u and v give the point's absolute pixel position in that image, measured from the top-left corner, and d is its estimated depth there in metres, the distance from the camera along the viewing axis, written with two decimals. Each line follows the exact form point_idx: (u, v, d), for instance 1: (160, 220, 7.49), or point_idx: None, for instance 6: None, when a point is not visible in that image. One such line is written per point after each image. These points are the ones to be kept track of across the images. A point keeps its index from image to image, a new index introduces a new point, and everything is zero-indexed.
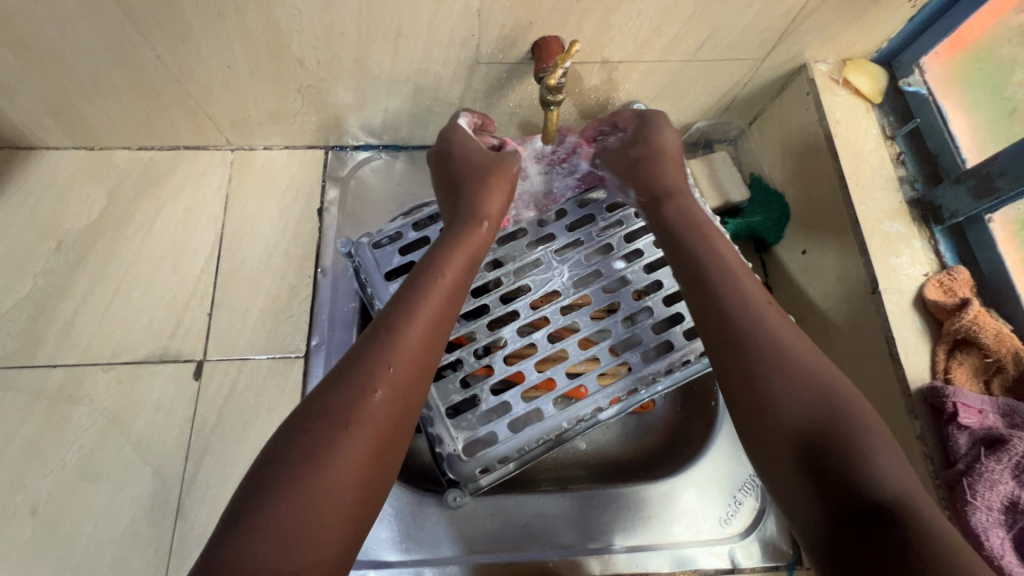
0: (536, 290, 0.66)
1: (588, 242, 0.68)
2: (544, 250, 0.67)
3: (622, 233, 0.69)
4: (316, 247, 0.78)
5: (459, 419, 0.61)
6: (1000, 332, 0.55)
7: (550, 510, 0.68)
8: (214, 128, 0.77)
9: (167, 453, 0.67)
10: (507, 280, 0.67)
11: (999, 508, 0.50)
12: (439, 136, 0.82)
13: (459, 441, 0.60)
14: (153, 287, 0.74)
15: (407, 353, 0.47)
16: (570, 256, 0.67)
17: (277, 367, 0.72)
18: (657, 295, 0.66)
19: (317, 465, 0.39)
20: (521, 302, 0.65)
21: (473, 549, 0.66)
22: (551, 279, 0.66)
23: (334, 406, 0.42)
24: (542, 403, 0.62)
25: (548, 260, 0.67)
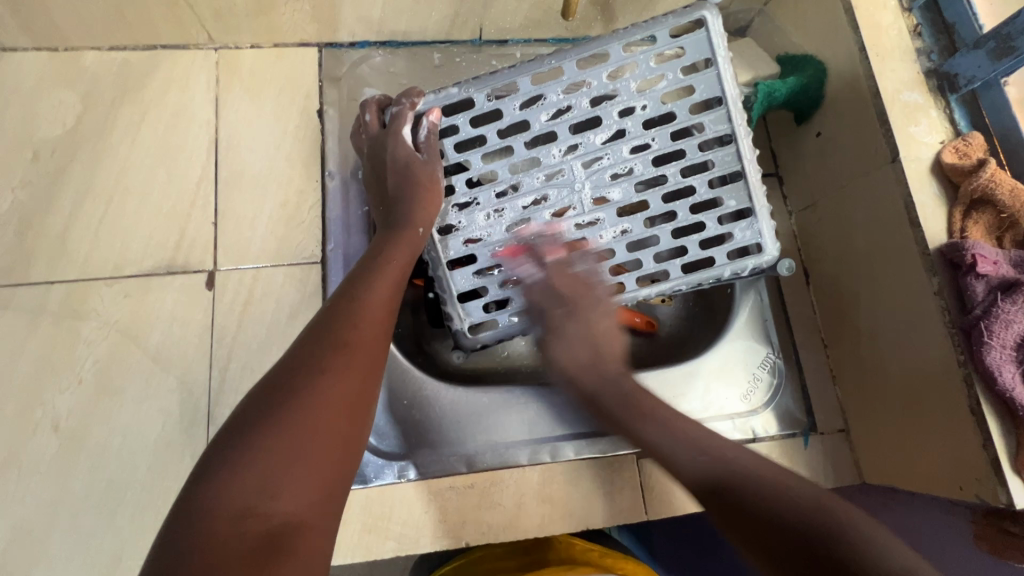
0: (553, 205, 0.65)
1: (610, 161, 0.64)
2: (570, 162, 0.64)
3: (650, 154, 0.64)
4: (320, 151, 0.74)
5: (470, 304, 0.65)
6: (1015, 188, 0.57)
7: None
8: (195, 21, 0.70)
9: (189, 362, 0.65)
10: (529, 185, 0.65)
11: (1012, 346, 0.53)
12: (442, 30, 0.78)
13: (465, 323, 0.65)
14: (149, 196, 0.69)
15: (366, 316, 0.52)
16: (593, 168, 0.65)
17: (294, 274, 0.69)
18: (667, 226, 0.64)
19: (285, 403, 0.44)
20: (536, 216, 0.65)
21: (493, 440, 0.67)
22: (571, 192, 0.65)
23: (294, 388, 0.45)
24: None
25: (571, 172, 0.65)
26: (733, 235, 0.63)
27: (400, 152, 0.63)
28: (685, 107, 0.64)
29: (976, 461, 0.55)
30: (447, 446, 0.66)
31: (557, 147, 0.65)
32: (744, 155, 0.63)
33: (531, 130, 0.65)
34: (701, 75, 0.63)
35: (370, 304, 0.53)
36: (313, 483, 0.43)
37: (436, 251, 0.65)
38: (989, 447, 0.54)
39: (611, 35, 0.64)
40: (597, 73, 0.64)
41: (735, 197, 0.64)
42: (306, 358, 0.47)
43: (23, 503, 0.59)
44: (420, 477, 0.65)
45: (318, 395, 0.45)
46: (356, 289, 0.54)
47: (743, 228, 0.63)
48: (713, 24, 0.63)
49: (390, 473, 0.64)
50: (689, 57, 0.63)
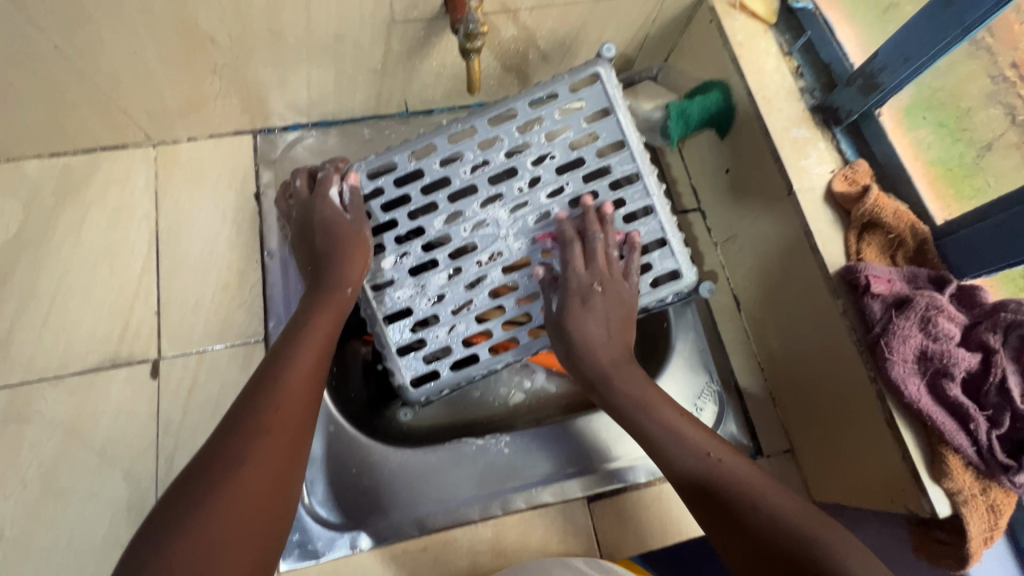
0: (482, 249, 0.68)
1: (532, 206, 0.68)
2: (492, 211, 0.67)
3: (565, 198, 0.68)
4: (259, 231, 0.77)
5: (408, 358, 0.67)
6: (898, 210, 0.62)
7: (526, 442, 0.71)
8: (131, 124, 0.74)
9: (136, 453, 0.66)
10: (457, 237, 0.68)
11: (913, 359, 0.56)
12: (368, 107, 0.83)
13: (407, 376, 0.67)
14: (92, 293, 0.72)
15: (291, 392, 0.52)
16: (517, 216, 0.67)
17: (238, 354, 0.71)
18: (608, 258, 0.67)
19: (207, 497, 0.44)
20: (466, 261, 0.67)
21: (444, 496, 0.68)
22: (495, 240, 0.68)
23: (214, 480, 0.45)
24: (477, 349, 0.68)
25: (494, 220, 0.68)
26: (653, 266, 0.67)
27: (326, 213, 0.66)
28: (592, 152, 0.68)
29: (899, 473, 0.57)
30: (399, 508, 0.67)
31: (479, 200, 0.68)
32: (653, 193, 0.68)
33: (451, 186, 0.68)
34: (603, 121, 0.68)
35: (297, 378, 0.54)
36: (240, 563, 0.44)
37: (372, 309, 0.68)
38: (907, 458, 0.56)
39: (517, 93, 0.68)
40: (508, 128, 0.68)
41: (649, 230, 0.68)
42: (227, 448, 0.47)
43: None
44: (375, 546, 0.64)
45: (238, 485, 0.45)
46: (282, 363, 0.54)
47: (660, 256, 0.68)
48: (608, 76, 0.67)
49: (342, 545, 0.64)
50: (590, 106, 0.67)
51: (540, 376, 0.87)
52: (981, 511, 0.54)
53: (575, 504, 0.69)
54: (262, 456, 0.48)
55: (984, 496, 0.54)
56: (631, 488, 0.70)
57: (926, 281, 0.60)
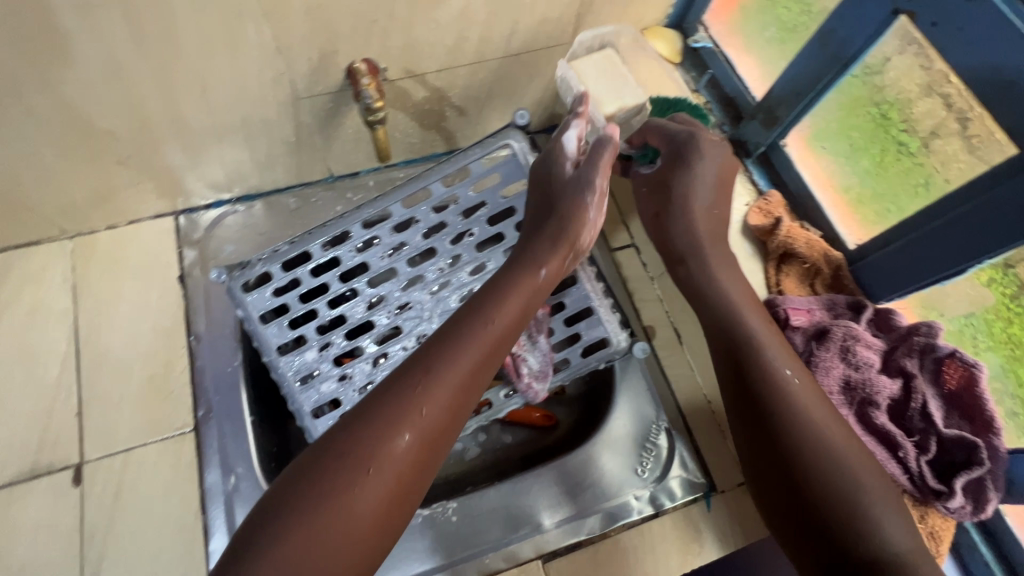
0: (407, 334, 0.67)
1: (454, 286, 0.67)
2: (417, 292, 0.67)
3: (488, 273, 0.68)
4: (185, 315, 0.75)
5: None
6: (811, 240, 0.62)
7: (473, 509, 0.69)
8: (42, 220, 0.73)
9: (60, 570, 0.62)
10: (381, 322, 0.67)
11: (838, 390, 0.56)
12: (291, 177, 0.82)
13: None
14: (8, 401, 0.68)
15: (445, 394, 0.50)
16: (440, 296, 0.67)
17: (167, 449, 0.68)
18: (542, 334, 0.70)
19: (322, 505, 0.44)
20: (392, 347, 0.66)
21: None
22: (422, 322, 0.67)
23: (316, 490, 0.44)
24: None
25: (419, 301, 0.67)
26: (581, 335, 0.71)
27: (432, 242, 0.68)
28: (511, 226, 0.70)
29: None
30: None
31: (401, 283, 0.68)
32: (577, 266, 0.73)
33: (371, 271, 0.68)
34: (520, 196, 0.72)
35: (461, 365, 0.52)
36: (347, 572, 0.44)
37: (298, 402, 0.65)
38: None
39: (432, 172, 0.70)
40: (424, 208, 0.69)
41: (574, 300, 0.72)
42: (316, 466, 0.46)
43: None
44: None
45: (344, 505, 0.44)
46: (441, 355, 0.52)
47: (587, 325, 0.71)
48: (519, 147, 0.72)
49: None
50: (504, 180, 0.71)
51: (495, 428, 0.86)
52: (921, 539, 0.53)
53: (530, 566, 0.66)
54: (373, 478, 0.46)
55: (923, 524, 0.53)
56: (585, 544, 0.68)
57: (845, 308, 0.60)
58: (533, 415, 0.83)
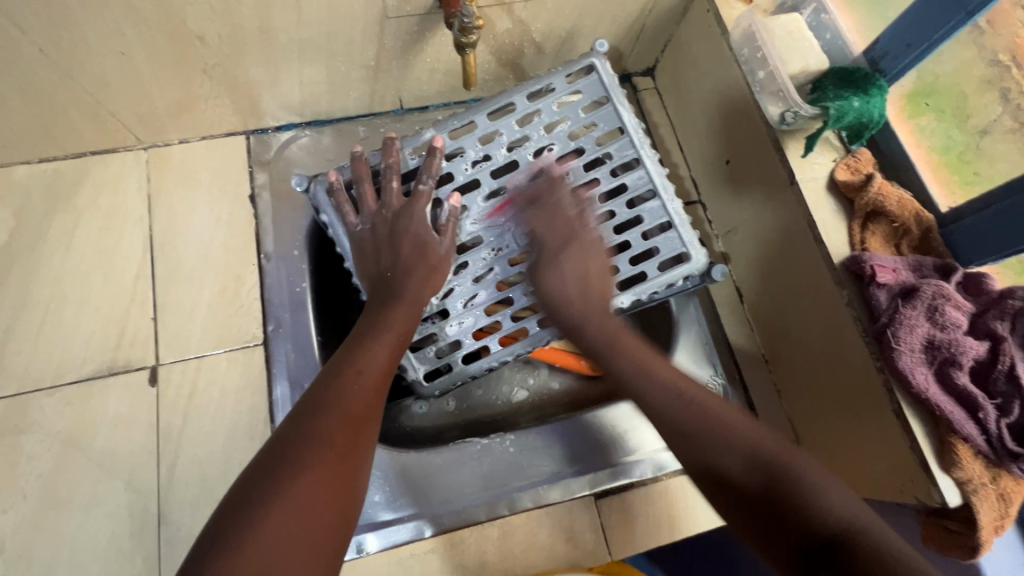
0: (487, 242, 0.68)
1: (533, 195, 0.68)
2: (495, 203, 0.68)
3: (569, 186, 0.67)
4: (254, 233, 0.76)
5: (418, 353, 0.68)
6: (902, 198, 0.61)
7: (531, 443, 0.70)
8: (120, 127, 0.73)
9: (136, 462, 0.65)
10: (463, 230, 0.68)
11: (919, 348, 0.56)
12: (363, 105, 0.82)
13: (420, 372, 0.67)
14: (86, 300, 0.70)
15: (352, 402, 0.50)
16: (518, 208, 0.67)
17: (237, 359, 0.70)
18: (624, 256, 0.66)
19: (291, 470, 0.44)
20: (472, 254, 0.68)
21: (444, 500, 0.66)
22: (501, 232, 0.68)
23: (301, 450, 0.45)
24: (489, 341, 0.68)
25: (497, 211, 0.68)
26: (659, 250, 0.66)
27: (419, 228, 0.64)
28: (591, 141, 0.68)
29: (908, 462, 0.57)
30: (402, 511, 0.65)
31: (481, 195, 0.68)
32: (654, 177, 0.67)
33: (454, 181, 0.68)
34: (601, 109, 0.68)
35: (370, 373, 0.53)
36: (319, 555, 0.42)
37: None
38: (917, 447, 0.56)
39: (513, 90, 0.68)
40: (506, 123, 0.68)
41: (652, 216, 0.67)
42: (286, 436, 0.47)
43: None
44: (381, 549, 0.63)
45: (317, 480, 0.44)
46: (348, 362, 0.54)
47: (666, 238, 0.67)
48: (603, 67, 0.68)
49: (349, 549, 0.63)
50: (587, 96, 0.68)
51: (543, 374, 0.86)
52: (990, 500, 0.54)
53: (583, 501, 0.68)
54: (309, 476, 0.44)
55: (994, 485, 0.54)
56: (636, 484, 0.69)
57: (932, 269, 0.59)
58: (580, 363, 0.83)
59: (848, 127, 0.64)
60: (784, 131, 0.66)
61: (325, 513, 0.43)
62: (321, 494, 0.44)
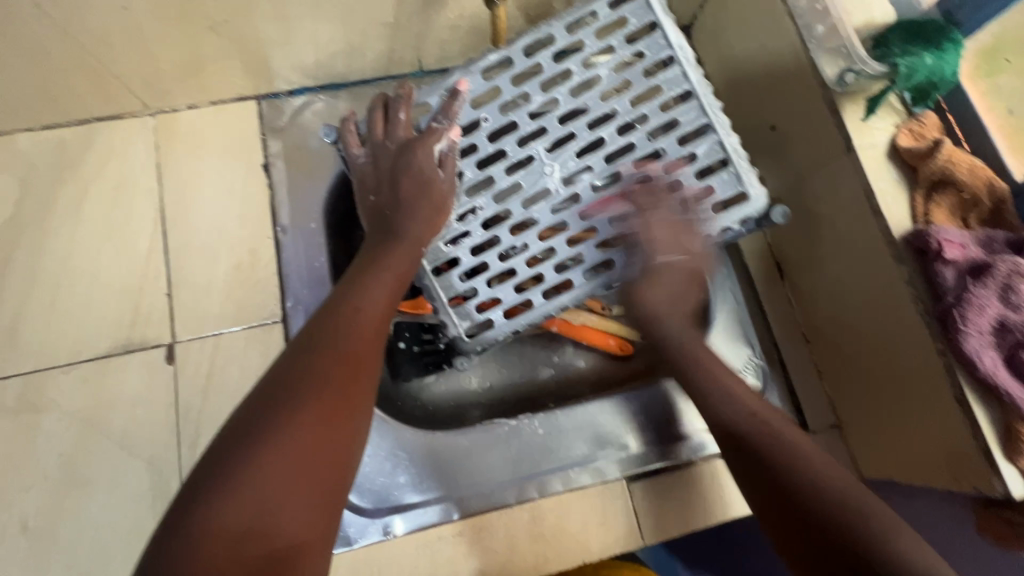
0: (527, 189, 0.63)
1: (580, 136, 0.63)
2: (537, 145, 0.63)
3: (616, 123, 0.62)
4: (271, 205, 0.72)
5: (459, 309, 0.63)
6: (973, 165, 0.56)
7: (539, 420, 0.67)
8: (125, 91, 0.69)
9: (157, 442, 0.63)
10: (500, 177, 0.63)
11: (990, 330, 0.52)
12: (380, 67, 0.76)
13: (461, 327, 0.64)
14: (99, 275, 0.68)
15: (351, 340, 0.47)
16: (561, 152, 0.62)
17: (256, 337, 0.67)
18: (674, 199, 0.62)
19: (288, 411, 0.41)
20: (511, 202, 0.62)
21: (472, 483, 0.64)
22: (542, 178, 0.63)
23: (296, 392, 0.43)
24: (532, 294, 0.63)
25: (539, 156, 0.63)
26: (714, 191, 0.61)
27: (420, 166, 0.60)
28: (637, 73, 0.62)
29: (966, 450, 0.54)
30: (433, 493, 0.63)
31: (519, 137, 0.63)
32: (706, 110, 0.61)
33: (489, 124, 0.63)
34: (650, 37, 0.62)
35: (370, 309, 0.51)
36: (313, 496, 0.40)
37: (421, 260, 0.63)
38: (979, 436, 0.52)
39: (553, 22, 0.63)
40: (545, 57, 0.62)
41: (706, 152, 0.61)
42: (281, 377, 0.44)
43: None
44: (409, 531, 0.62)
45: (315, 423, 0.42)
46: (347, 298, 0.51)
47: (719, 180, 0.61)
48: None
49: (374, 532, 0.61)
50: (633, 23, 0.62)
51: (568, 351, 0.84)
52: None
53: (614, 485, 0.66)
54: (308, 419, 0.41)
55: None
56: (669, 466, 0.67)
57: (1003, 245, 0.54)
58: (608, 341, 0.80)
59: (915, 87, 0.58)
60: (841, 93, 0.60)
61: (330, 453, 0.41)
62: (320, 432, 0.41)
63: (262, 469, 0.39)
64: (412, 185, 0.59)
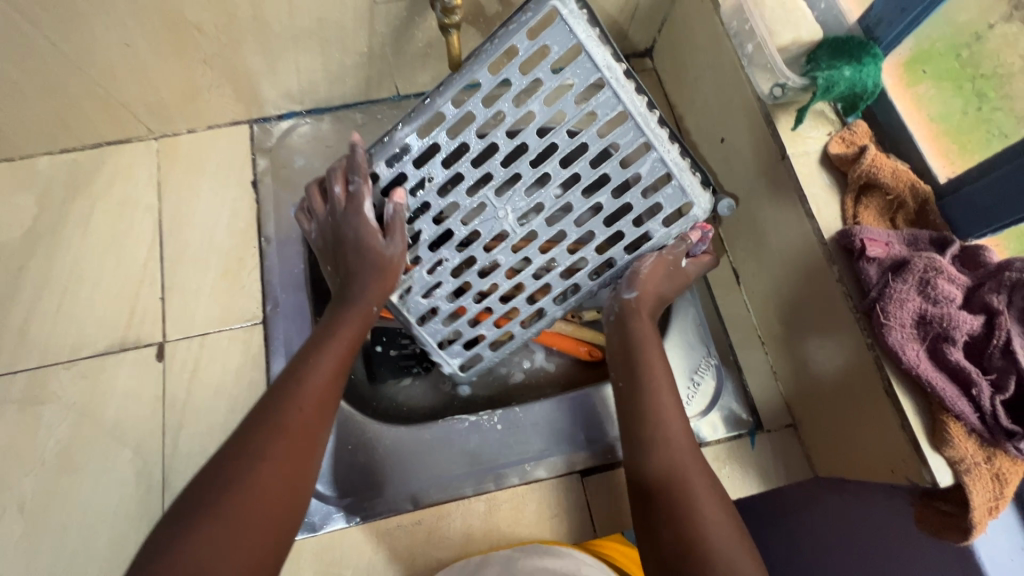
0: (485, 235, 0.67)
1: (524, 178, 0.63)
2: (484, 193, 0.65)
3: (556, 157, 0.62)
4: (257, 218, 0.79)
5: (447, 350, 0.73)
6: (896, 170, 0.59)
7: (497, 435, 0.70)
8: (131, 118, 0.77)
9: (143, 433, 0.68)
10: (458, 229, 0.67)
11: (911, 323, 0.54)
12: (359, 93, 0.83)
13: (455, 365, 0.74)
14: (101, 281, 0.75)
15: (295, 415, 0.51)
16: (508, 195, 0.64)
17: (238, 337, 0.73)
18: (625, 220, 0.65)
19: (225, 494, 0.45)
20: (472, 250, 0.68)
21: (431, 478, 0.68)
22: (495, 222, 0.66)
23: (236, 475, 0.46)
24: (510, 328, 0.72)
25: (488, 201, 0.65)
26: (663, 206, 0.64)
27: (366, 230, 0.64)
28: (570, 103, 0.59)
29: (898, 441, 0.55)
30: (395, 484, 0.67)
31: (467, 186, 0.66)
32: (644, 130, 0.60)
33: (436, 181, 0.66)
34: (577, 61, 0.58)
35: (315, 378, 0.54)
36: (245, 570, 0.43)
37: (403, 316, 0.71)
38: (907, 426, 0.54)
39: (473, 63, 0.61)
40: (475, 104, 0.63)
41: (650, 171, 0.63)
42: (224, 459, 0.48)
43: None
44: (370, 519, 0.65)
45: (248, 508, 0.45)
46: (295, 371, 0.55)
47: (669, 192, 0.64)
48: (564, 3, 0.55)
49: (339, 519, 0.66)
50: (557, 50, 0.57)
51: (539, 356, 0.87)
52: (983, 480, 0.51)
53: (569, 480, 0.68)
54: (243, 502, 0.45)
55: (988, 465, 0.51)
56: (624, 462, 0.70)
57: (927, 243, 0.57)
58: (578, 347, 0.83)
59: (842, 98, 0.62)
60: (773, 105, 0.64)
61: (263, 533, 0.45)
62: (259, 513, 0.46)
63: (193, 548, 0.43)
64: (355, 254, 0.64)
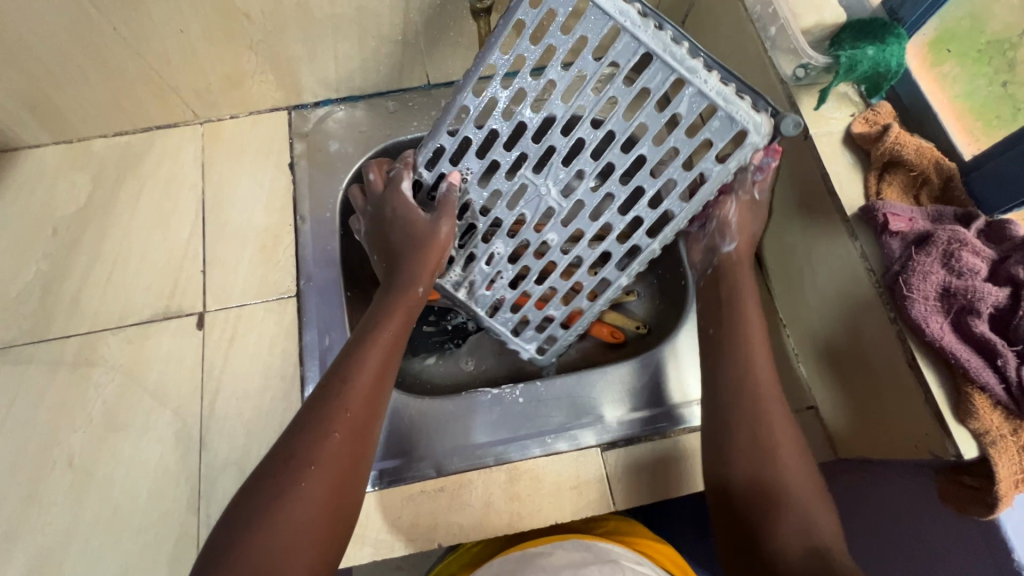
0: (532, 214, 0.69)
1: (560, 148, 0.64)
2: (523, 173, 0.66)
3: (587, 120, 0.63)
4: (294, 198, 0.83)
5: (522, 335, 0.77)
6: (921, 146, 0.59)
7: (527, 409, 0.71)
8: (181, 103, 0.82)
9: (183, 396, 0.72)
10: (505, 214, 0.69)
11: (934, 296, 0.54)
12: (392, 81, 0.87)
13: (532, 349, 0.78)
14: (148, 254, 0.79)
15: (353, 405, 0.57)
16: (548, 171, 0.65)
17: (273, 308, 0.77)
18: (675, 163, 0.63)
19: (288, 486, 0.51)
20: (523, 233, 0.69)
21: (455, 448, 0.70)
22: (541, 198, 0.67)
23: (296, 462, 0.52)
24: (578, 302, 0.74)
25: (531, 180, 0.66)
26: (715, 141, 0.61)
27: (407, 209, 0.70)
28: (590, 62, 0.60)
29: (922, 415, 0.55)
30: (420, 451, 0.69)
31: (507, 170, 0.68)
32: (676, 66, 0.57)
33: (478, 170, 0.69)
34: (583, 16, 0.56)
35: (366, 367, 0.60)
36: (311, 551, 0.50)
37: (472, 309, 0.76)
38: (930, 399, 0.54)
39: (484, 50, 0.62)
40: (495, 87, 0.65)
41: (690, 108, 0.60)
42: (289, 448, 0.53)
43: (42, 531, 0.66)
44: (394, 484, 0.67)
45: (306, 496, 0.51)
46: (349, 360, 0.60)
47: (717, 124, 0.60)
48: None
49: None
50: (562, 11, 0.58)
51: None
52: (1010, 453, 0.51)
53: (589, 452, 0.70)
54: (306, 490, 0.51)
55: (1015, 437, 0.51)
56: (644, 438, 0.70)
57: (952, 219, 0.57)
58: (601, 329, 0.84)
59: (865, 79, 0.63)
60: (797, 86, 0.65)
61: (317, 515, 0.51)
62: (317, 498, 0.51)
63: (263, 534, 0.49)
64: (401, 235, 0.69)
